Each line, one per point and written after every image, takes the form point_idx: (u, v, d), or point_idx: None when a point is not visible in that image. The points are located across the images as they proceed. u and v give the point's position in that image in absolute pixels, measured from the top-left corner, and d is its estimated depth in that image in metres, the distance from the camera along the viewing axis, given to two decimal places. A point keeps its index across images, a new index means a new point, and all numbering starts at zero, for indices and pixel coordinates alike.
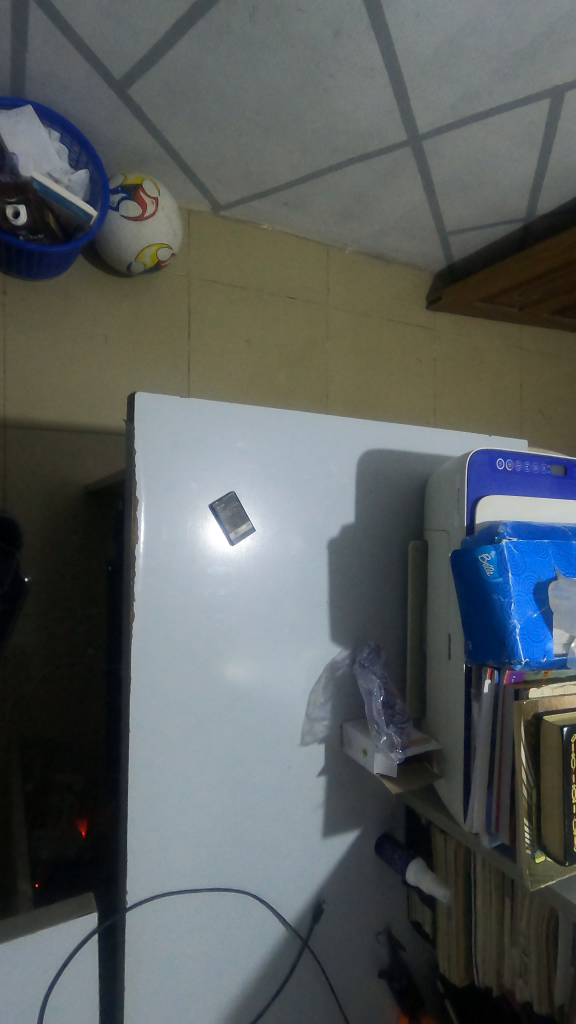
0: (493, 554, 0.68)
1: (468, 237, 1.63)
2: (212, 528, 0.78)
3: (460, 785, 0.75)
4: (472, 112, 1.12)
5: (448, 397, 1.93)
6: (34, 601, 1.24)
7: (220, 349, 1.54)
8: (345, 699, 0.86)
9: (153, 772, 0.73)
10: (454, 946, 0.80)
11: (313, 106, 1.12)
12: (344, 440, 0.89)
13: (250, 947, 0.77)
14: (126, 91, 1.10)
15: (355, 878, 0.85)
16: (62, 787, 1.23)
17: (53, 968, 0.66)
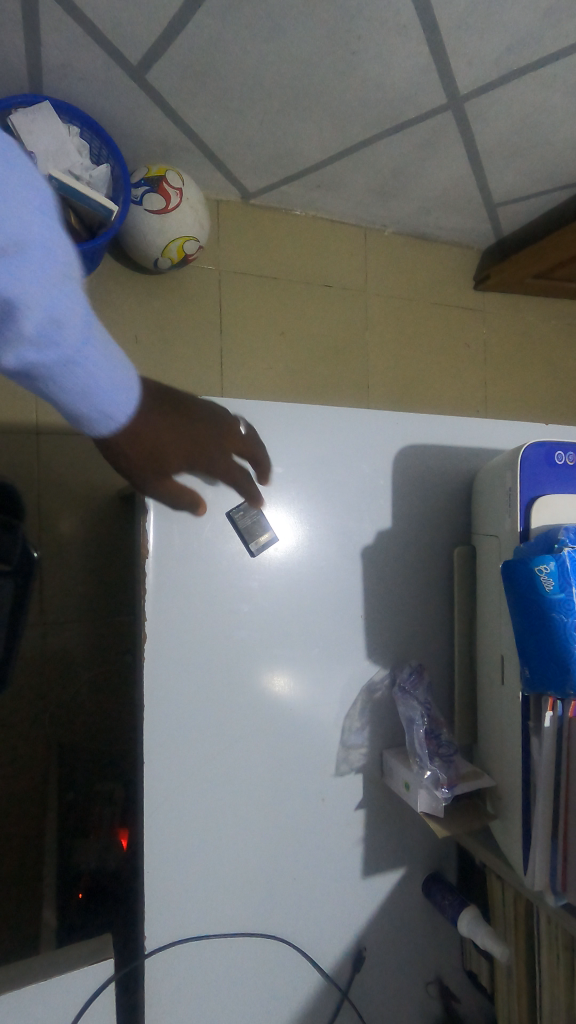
0: (553, 564, 0.58)
1: (519, 208, 1.48)
2: (232, 534, 0.72)
3: (518, 832, 0.65)
4: (521, 63, 0.99)
5: (501, 383, 1.78)
6: (74, 605, 1.23)
7: (253, 344, 1.47)
8: (385, 725, 0.78)
9: (173, 806, 0.67)
10: (514, 1009, 0.70)
11: (341, 74, 1.03)
12: (381, 436, 0.80)
13: (286, 993, 0.71)
14: (144, 79, 1.04)
15: (400, 921, 0.77)
16: (104, 799, 1.06)
17: (70, 1012, 0.62)
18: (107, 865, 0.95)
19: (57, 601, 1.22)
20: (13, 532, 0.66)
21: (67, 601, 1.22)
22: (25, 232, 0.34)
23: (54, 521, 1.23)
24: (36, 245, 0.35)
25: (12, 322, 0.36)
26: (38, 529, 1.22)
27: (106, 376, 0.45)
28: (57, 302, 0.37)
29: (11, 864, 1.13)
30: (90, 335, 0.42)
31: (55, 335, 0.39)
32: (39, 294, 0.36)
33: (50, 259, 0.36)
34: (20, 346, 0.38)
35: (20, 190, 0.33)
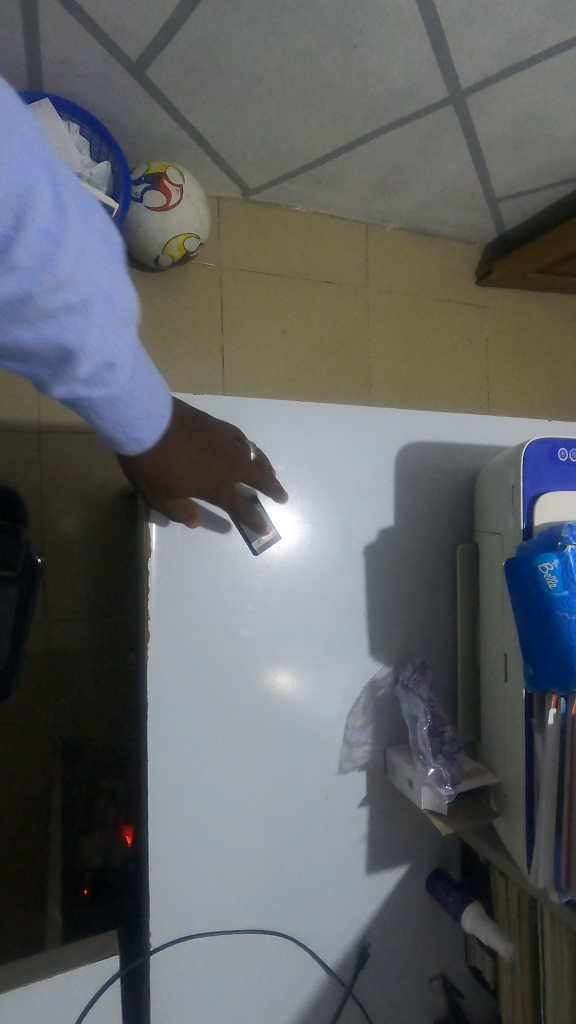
0: (557, 562, 0.58)
1: (521, 202, 1.47)
2: (234, 534, 0.71)
3: (522, 829, 0.65)
4: (523, 57, 0.98)
5: (504, 379, 1.78)
6: (77, 603, 1.23)
7: (255, 341, 1.47)
8: (388, 723, 0.78)
9: (177, 805, 0.67)
10: (518, 1005, 0.70)
11: (342, 69, 1.02)
12: (383, 433, 0.80)
13: (290, 990, 0.71)
14: (144, 75, 1.04)
15: (404, 917, 0.77)
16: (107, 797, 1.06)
17: (76, 1008, 0.63)
18: (112, 861, 0.95)
19: (60, 600, 1.22)
20: (17, 540, 0.63)
21: (70, 600, 1.23)
22: (94, 283, 0.34)
23: (57, 520, 1.23)
24: (102, 296, 0.35)
25: (70, 366, 0.36)
26: (41, 529, 1.21)
27: (149, 413, 0.45)
28: (114, 348, 0.38)
29: (16, 861, 1.14)
30: (140, 376, 0.42)
31: (108, 378, 0.39)
32: (99, 342, 0.36)
33: (113, 308, 0.36)
34: (73, 387, 0.38)
35: (93, 244, 0.33)
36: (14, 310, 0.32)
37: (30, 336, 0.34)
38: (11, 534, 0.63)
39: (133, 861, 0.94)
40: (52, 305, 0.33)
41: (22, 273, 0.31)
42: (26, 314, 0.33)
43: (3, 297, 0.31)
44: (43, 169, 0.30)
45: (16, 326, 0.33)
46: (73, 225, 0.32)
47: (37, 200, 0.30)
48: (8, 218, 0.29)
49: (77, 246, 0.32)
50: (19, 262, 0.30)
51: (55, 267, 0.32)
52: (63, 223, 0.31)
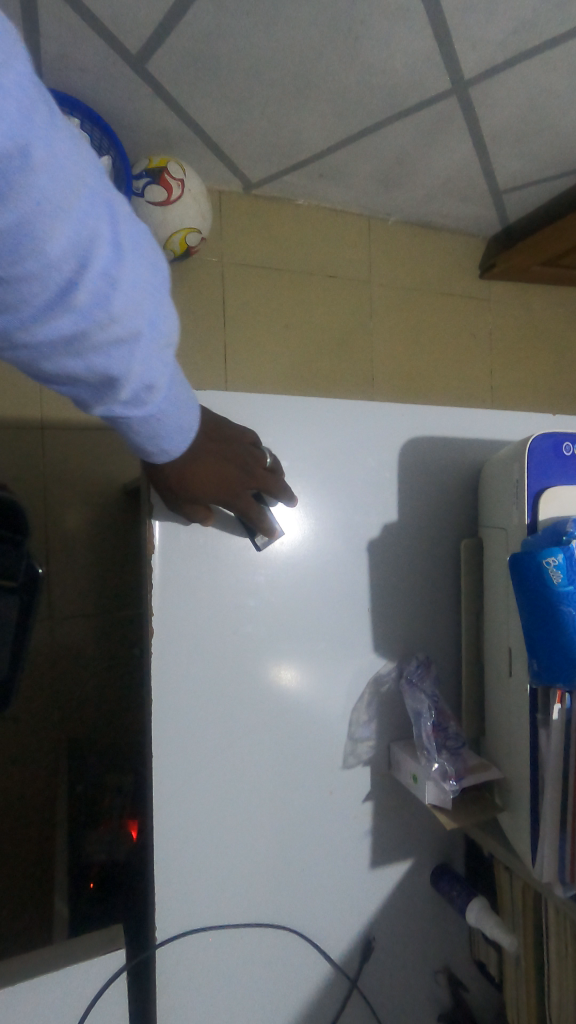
0: (562, 558, 0.57)
1: (525, 194, 1.46)
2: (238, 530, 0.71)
3: (526, 824, 0.65)
4: (527, 46, 0.97)
5: (508, 374, 1.77)
6: (81, 600, 1.23)
7: (257, 336, 1.46)
8: (392, 718, 0.78)
9: (181, 800, 0.68)
10: (523, 997, 0.70)
11: (344, 61, 1.01)
12: (386, 428, 0.80)
13: (295, 983, 0.72)
14: (144, 68, 1.03)
15: (409, 912, 0.78)
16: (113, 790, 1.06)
17: (83, 1000, 0.63)
18: (117, 855, 0.96)
19: (64, 596, 1.22)
20: (18, 552, 0.56)
21: (75, 597, 1.23)
22: (143, 316, 0.35)
23: (60, 517, 1.23)
24: (148, 326, 0.36)
25: (112, 389, 0.37)
26: (44, 526, 1.22)
27: (177, 425, 0.46)
28: (154, 372, 0.39)
29: (21, 858, 1.14)
30: (173, 394, 0.43)
31: (146, 399, 0.40)
32: (142, 368, 0.37)
33: (156, 334, 0.37)
34: (113, 408, 0.39)
35: (145, 280, 0.35)
36: (68, 346, 0.33)
37: (81, 367, 0.35)
38: (11, 544, 0.55)
39: (138, 854, 0.95)
40: (105, 339, 0.34)
41: (79, 311, 0.32)
42: (79, 349, 0.34)
43: (60, 335, 0.32)
44: (103, 212, 0.31)
45: (68, 359, 0.34)
46: (129, 263, 0.33)
47: (97, 242, 0.31)
48: (70, 263, 0.30)
49: (131, 283, 0.33)
50: (78, 301, 0.32)
51: (110, 304, 0.33)
52: (120, 262, 0.33)
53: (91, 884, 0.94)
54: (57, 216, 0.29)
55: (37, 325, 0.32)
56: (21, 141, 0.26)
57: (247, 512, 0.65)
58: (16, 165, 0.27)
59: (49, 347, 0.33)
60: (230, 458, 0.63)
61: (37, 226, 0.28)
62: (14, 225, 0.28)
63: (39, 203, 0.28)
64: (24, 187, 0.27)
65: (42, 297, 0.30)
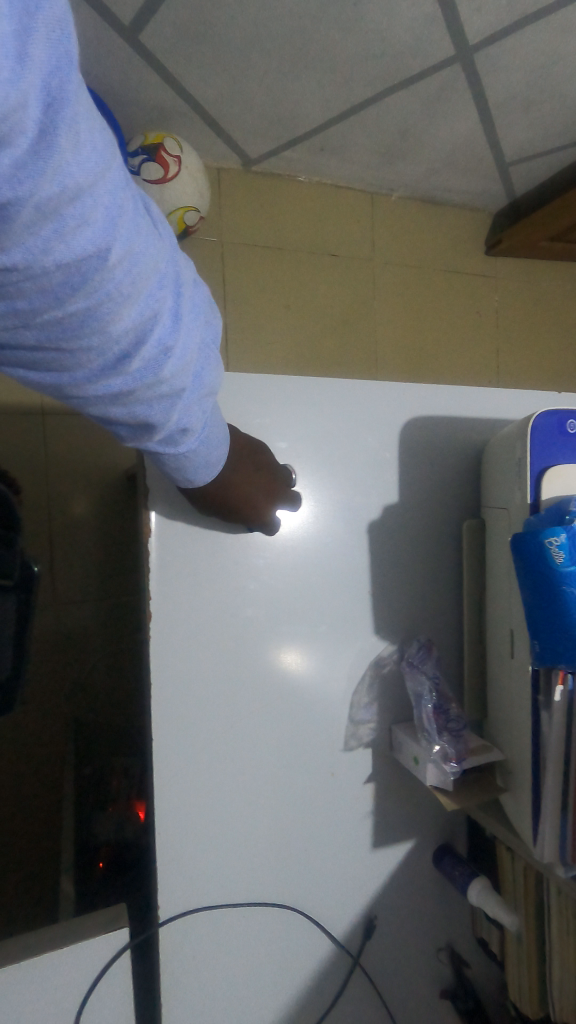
0: (564, 537, 0.56)
1: (532, 166, 1.42)
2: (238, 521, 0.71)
3: (528, 806, 0.65)
4: (535, 8, 0.93)
5: (514, 354, 1.73)
6: (86, 586, 1.23)
7: (258, 318, 1.44)
8: (393, 699, 0.78)
9: (182, 782, 0.68)
10: (525, 975, 0.70)
11: (343, 28, 0.97)
12: (385, 409, 0.78)
13: (298, 960, 0.72)
14: (137, 40, 1.00)
15: (410, 892, 0.78)
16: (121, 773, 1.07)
17: (88, 975, 0.64)
18: (125, 839, 0.96)
19: (68, 581, 1.22)
20: (12, 548, 0.52)
21: (79, 582, 1.23)
22: (186, 377, 0.37)
23: (65, 502, 1.23)
24: (191, 382, 0.38)
25: (149, 433, 0.40)
26: (48, 512, 1.21)
27: (211, 460, 0.49)
28: (192, 419, 0.41)
29: (29, 839, 1.16)
30: (207, 434, 0.45)
31: (180, 441, 0.43)
32: (181, 416, 0.40)
33: (196, 387, 0.39)
34: (147, 445, 0.42)
35: (194, 345, 0.37)
36: (114, 400, 0.35)
37: (123, 416, 0.37)
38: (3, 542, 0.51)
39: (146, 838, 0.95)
40: (150, 396, 0.36)
41: (131, 376, 0.34)
42: (125, 403, 0.36)
43: (110, 394, 0.35)
44: (162, 288, 0.33)
45: (114, 410, 0.36)
46: (180, 334, 0.35)
47: (155, 317, 0.33)
48: (130, 338, 0.32)
49: (179, 352, 0.36)
50: (131, 367, 0.34)
51: (160, 370, 0.35)
52: (173, 333, 0.34)
53: (99, 863, 0.95)
54: (125, 301, 0.31)
55: (90, 383, 0.34)
56: (99, 243, 0.28)
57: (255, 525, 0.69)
58: (92, 262, 0.28)
59: (96, 399, 0.35)
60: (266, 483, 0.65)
61: (105, 313, 0.30)
62: (85, 312, 0.30)
63: (111, 294, 0.30)
64: (97, 282, 0.29)
65: (99, 364, 0.33)
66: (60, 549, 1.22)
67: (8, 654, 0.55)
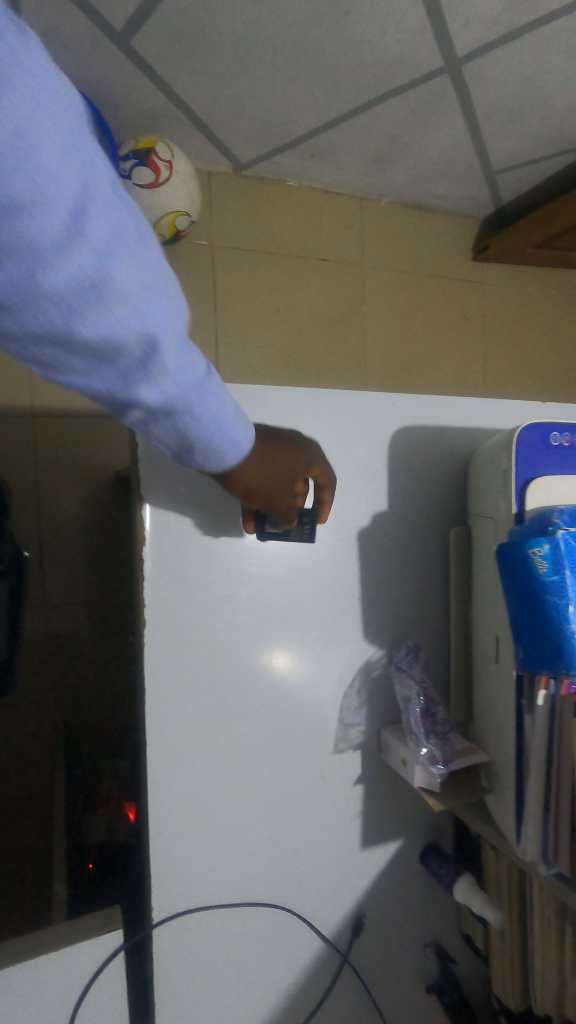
0: (547, 547, 0.58)
1: (519, 175, 1.44)
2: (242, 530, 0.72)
3: (511, 805, 0.67)
4: (521, 22, 0.95)
5: (500, 359, 1.76)
6: (76, 588, 1.23)
7: (248, 323, 1.45)
8: (382, 702, 0.79)
9: (174, 784, 0.69)
10: (509, 969, 0.72)
11: (334, 38, 0.99)
12: (376, 417, 0.80)
13: (288, 959, 0.74)
14: (129, 45, 1.00)
15: (397, 890, 0.80)
16: (111, 775, 1.08)
17: (81, 976, 0.65)
18: (116, 840, 0.97)
19: (57, 584, 1.22)
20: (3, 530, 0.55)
21: (69, 585, 1.23)
22: (150, 270, 0.36)
23: (52, 503, 1.23)
24: (161, 279, 0.37)
25: (146, 352, 0.38)
26: (38, 514, 1.22)
27: (228, 415, 0.47)
28: (180, 336, 0.40)
29: (19, 842, 1.17)
30: (207, 374, 0.44)
31: (179, 368, 0.41)
32: (168, 325, 0.38)
33: (170, 290, 0.38)
34: (140, 376, 0.39)
35: (146, 233, 0.36)
36: (86, 295, 0.33)
37: (102, 322, 0.35)
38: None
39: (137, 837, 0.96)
40: (120, 286, 0.34)
41: (94, 250, 0.32)
42: (96, 296, 0.34)
43: (83, 282, 0.33)
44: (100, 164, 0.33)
45: (98, 313, 0.34)
46: (129, 217, 0.34)
47: (100, 182, 0.32)
48: (77, 198, 0.31)
49: (133, 235, 0.34)
50: (91, 236, 0.32)
51: (120, 244, 0.34)
52: (120, 205, 0.34)
53: (90, 865, 0.95)
54: (62, 150, 0.30)
55: (59, 272, 0.32)
56: (19, 76, 0.27)
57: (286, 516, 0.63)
58: (15, 94, 0.27)
59: (69, 299, 0.33)
60: (306, 469, 0.61)
61: (46, 159, 0.29)
62: (24, 154, 0.28)
63: (44, 137, 0.29)
64: (28, 118, 0.28)
65: (56, 235, 0.31)
66: (50, 552, 1.22)
67: (3, 638, 0.56)
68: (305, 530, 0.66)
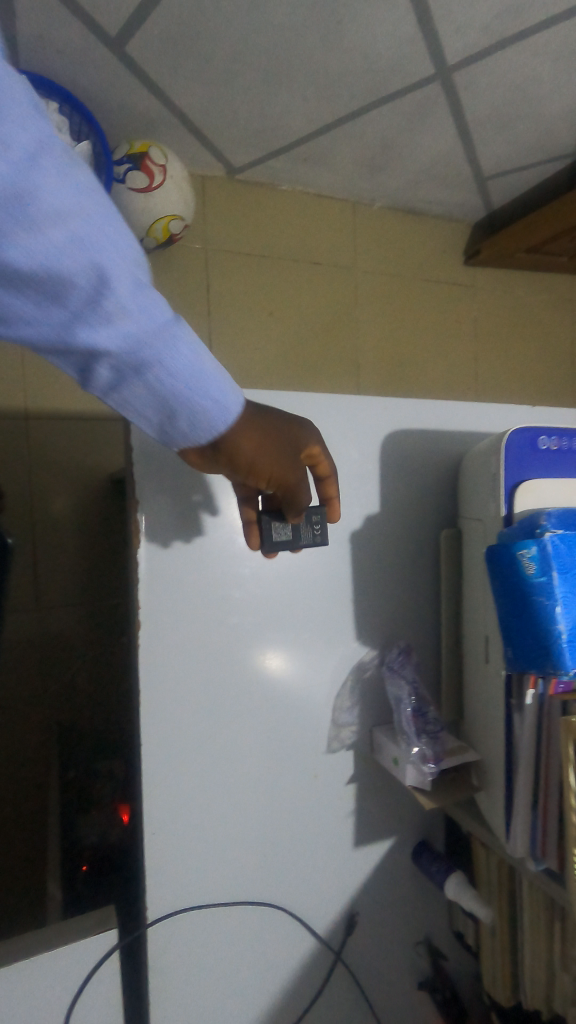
0: (535, 549, 0.58)
1: (509, 180, 1.46)
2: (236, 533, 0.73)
3: (501, 803, 0.68)
4: (510, 31, 0.97)
5: (492, 363, 1.78)
6: (70, 590, 1.24)
7: (242, 326, 1.46)
8: (374, 702, 0.80)
9: (168, 783, 0.70)
10: (499, 965, 0.74)
11: (327, 45, 1.00)
12: (368, 421, 0.81)
13: (282, 957, 0.75)
14: (124, 51, 1.01)
15: (390, 888, 0.81)
16: (104, 775, 1.08)
17: (76, 976, 0.66)
18: (110, 841, 0.97)
19: (51, 586, 1.23)
20: None
21: (63, 587, 1.23)
22: (83, 197, 0.36)
23: (45, 505, 1.23)
24: (101, 209, 0.37)
25: (90, 282, 0.37)
26: (31, 516, 1.22)
27: (208, 371, 0.46)
28: (132, 271, 0.39)
29: (13, 844, 1.17)
30: (177, 323, 0.43)
31: (138, 307, 0.40)
32: (112, 255, 0.38)
33: (114, 222, 0.38)
34: (89, 311, 0.38)
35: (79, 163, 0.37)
36: (8, 211, 0.34)
37: (36, 246, 0.35)
38: None
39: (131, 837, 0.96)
40: (44, 206, 0.35)
41: (11, 166, 0.33)
42: (18, 213, 0.34)
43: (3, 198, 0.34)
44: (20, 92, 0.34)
45: (24, 232, 0.35)
46: (54, 145, 0.35)
47: (17, 105, 0.33)
48: None
49: (61, 161, 0.36)
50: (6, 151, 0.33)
51: (41, 164, 0.34)
52: (43, 132, 0.35)
53: (83, 867, 0.95)
54: None
55: None
56: None
57: (300, 499, 0.60)
58: None
59: None
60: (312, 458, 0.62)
61: None
62: None
63: None
64: None
65: None
66: (44, 553, 1.22)
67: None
68: (316, 531, 0.69)
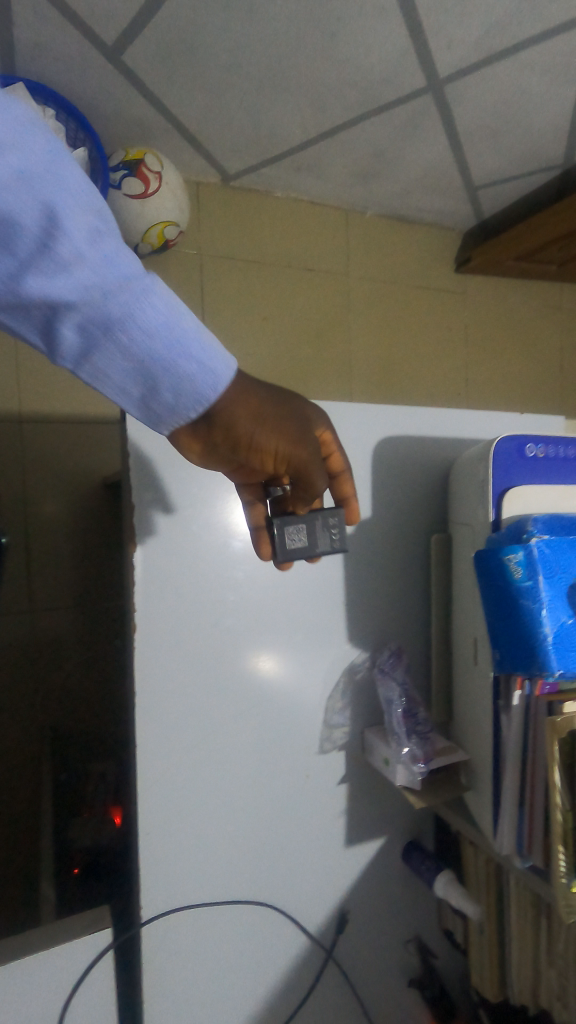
0: (521, 554, 0.60)
1: (499, 190, 1.49)
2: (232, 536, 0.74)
3: (489, 801, 0.70)
4: (500, 47, 0.99)
5: (482, 369, 1.81)
6: (63, 592, 1.24)
7: (236, 331, 1.47)
8: (365, 703, 0.82)
9: (162, 783, 0.70)
10: (487, 961, 0.75)
11: (321, 57, 1.02)
12: (360, 427, 0.82)
13: (274, 955, 0.76)
14: (120, 60, 1.02)
15: (380, 886, 0.82)
16: (98, 777, 1.09)
17: (71, 975, 0.66)
18: (103, 842, 0.97)
19: (44, 588, 1.23)
20: None
21: (57, 589, 1.24)
22: (28, 141, 0.38)
23: (39, 507, 1.23)
24: (49, 153, 0.39)
25: (37, 225, 0.38)
26: (25, 518, 1.22)
27: (185, 330, 0.45)
28: (86, 217, 0.40)
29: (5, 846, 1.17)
30: (147, 278, 0.43)
31: (94, 254, 0.40)
32: (62, 199, 0.39)
33: (67, 169, 0.39)
34: (42, 257, 0.39)
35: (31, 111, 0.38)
36: None
37: None
38: None
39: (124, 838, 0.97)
40: None
41: None
42: None
43: None
44: None
45: None
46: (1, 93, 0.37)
47: None
48: None
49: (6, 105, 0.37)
50: None
51: None
52: None
53: (75, 869, 0.96)
54: None
55: None
56: None
57: (313, 484, 0.60)
58: None
59: None
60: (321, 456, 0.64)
61: None
62: None
63: None
64: None
65: None
66: (37, 555, 1.23)
67: None
68: (334, 538, 0.67)
